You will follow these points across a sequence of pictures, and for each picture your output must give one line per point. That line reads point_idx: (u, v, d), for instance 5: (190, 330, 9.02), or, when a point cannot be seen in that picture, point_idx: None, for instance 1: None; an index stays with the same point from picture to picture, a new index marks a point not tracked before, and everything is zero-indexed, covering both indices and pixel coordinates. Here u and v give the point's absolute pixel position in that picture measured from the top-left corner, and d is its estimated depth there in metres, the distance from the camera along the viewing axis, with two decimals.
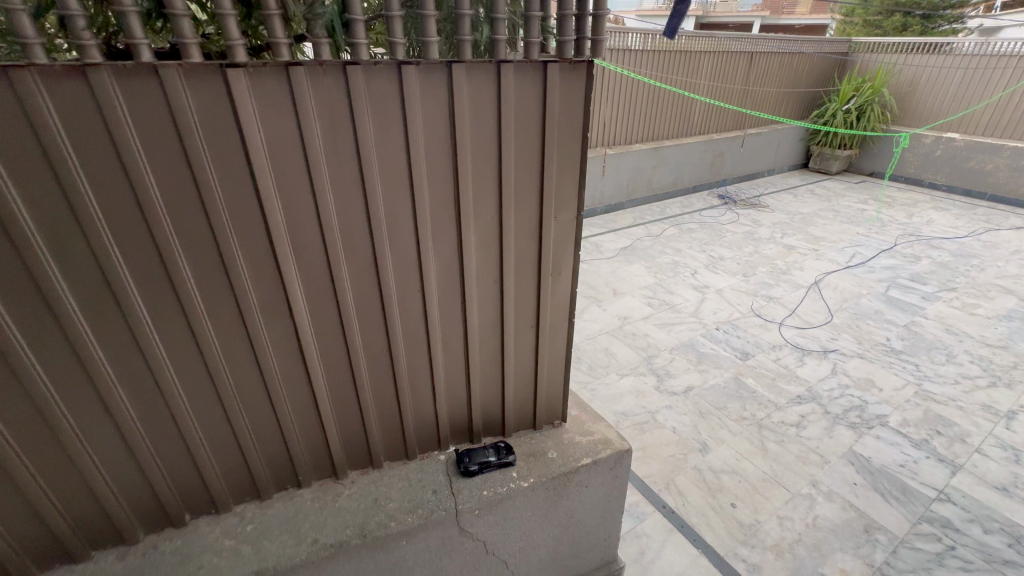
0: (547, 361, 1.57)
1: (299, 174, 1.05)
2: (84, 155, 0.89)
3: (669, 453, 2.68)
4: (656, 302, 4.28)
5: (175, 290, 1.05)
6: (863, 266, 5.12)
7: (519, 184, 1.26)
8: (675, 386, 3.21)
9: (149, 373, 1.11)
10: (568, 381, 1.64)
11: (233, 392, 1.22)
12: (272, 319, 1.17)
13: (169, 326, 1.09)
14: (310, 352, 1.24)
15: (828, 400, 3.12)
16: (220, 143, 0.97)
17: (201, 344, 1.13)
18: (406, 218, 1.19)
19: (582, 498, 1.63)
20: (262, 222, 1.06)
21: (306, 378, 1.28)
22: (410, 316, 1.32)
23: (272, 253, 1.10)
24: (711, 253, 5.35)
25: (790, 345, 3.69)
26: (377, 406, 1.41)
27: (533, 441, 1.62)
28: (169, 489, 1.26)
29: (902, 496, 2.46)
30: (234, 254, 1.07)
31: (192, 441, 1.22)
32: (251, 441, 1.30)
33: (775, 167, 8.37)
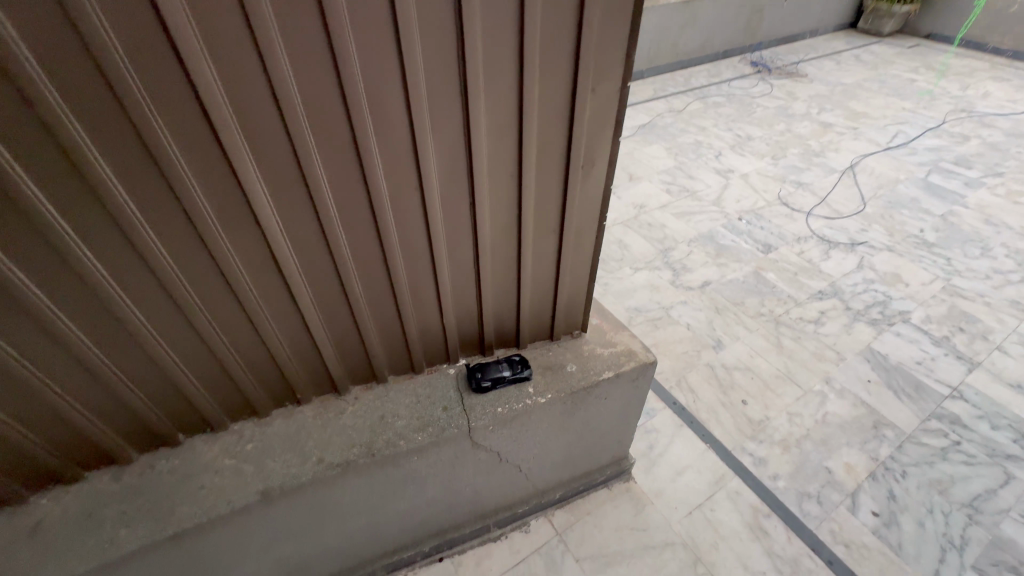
0: (571, 267, 1.36)
1: (232, 23, 0.75)
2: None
3: (682, 350, 2.61)
4: (675, 188, 3.94)
5: (96, 189, 0.83)
6: (904, 148, 4.64)
7: (545, 42, 0.92)
8: (692, 281, 3.05)
9: (91, 289, 0.93)
10: (593, 288, 1.45)
11: (202, 309, 1.05)
12: (234, 224, 0.96)
13: (103, 234, 0.89)
14: (289, 263, 1.04)
15: (850, 296, 2.99)
16: None
17: (147, 256, 0.93)
18: (392, 91, 0.89)
19: (600, 409, 1.54)
20: (192, 95, 0.80)
21: (288, 292, 1.10)
22: (407, 218, 1.08)
23: (216, 139, 0.85)
24: (738, 132, 4.83)
25: (816, 237, 3.45)
26: (375, 320, 1.25)
27: (550, 353, 1.49)
28: (153, 411, 1.15)
29: (914, 394, 2.44)
30: (164, 141, 0.82)
31: (165, 363, 1.08)
32: (236, 360, 1.16)
33: (820, 27, 7.27)
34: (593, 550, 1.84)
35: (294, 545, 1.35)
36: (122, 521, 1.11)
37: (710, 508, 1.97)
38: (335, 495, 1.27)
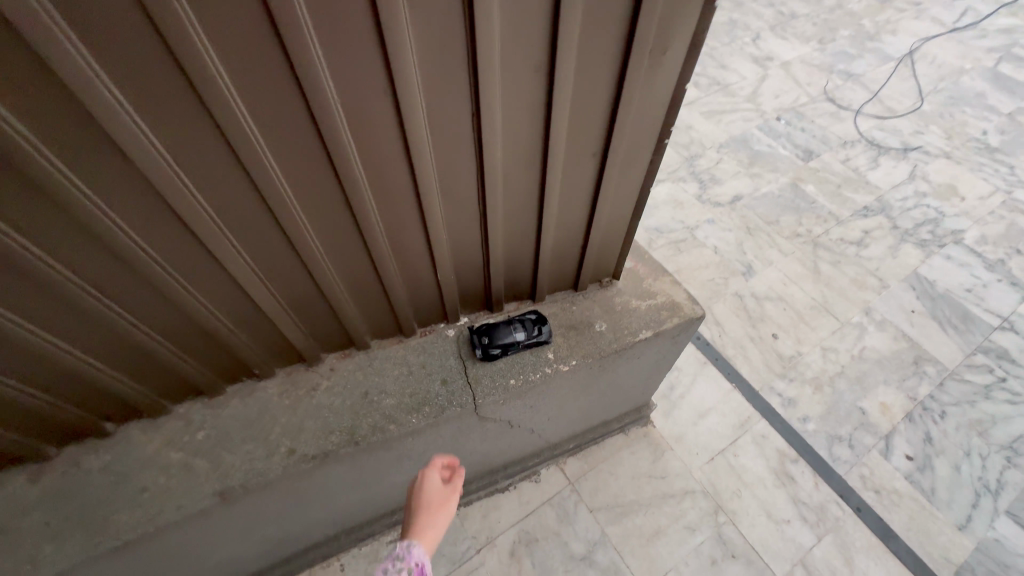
0: (612, 197, 1.00)
1: None
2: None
3: (708, 277, 2.33)
4: (704, 81, 3.36)
5: None
6: (972, 29, 3.95)
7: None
8: (721, 196, 2.67)
9: None
10: (637, 224, 1.10)
11: (81, 278, 0.73)
12: (87, 153, 0.61)
13: None
14: (196, 208, 0.72)
15: (898, 212, 2.64)
16: None
17: None
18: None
19: (630, 369, 1.28)
20: None
21: (207, 247, 0.78)
22: (370, 123, 0.71)
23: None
24: (780, 7, 4.06)
25: (864, 142, 3.00)
26: (343, 269, 0.93)
27: (574, 308, 1.19)
28: (59, 405, 0.87)
29: (961, 325, 2.21)
30: None
31: (46, 348, 0.77)
32: (155, 336, 0.86)
33: None
34: (608, 500, 1.72)
35: (274, 528, 1.17)
36: (47, 536, 0.89)
37: (734, 453, 1.83)
38: (315, 485, 1.05)
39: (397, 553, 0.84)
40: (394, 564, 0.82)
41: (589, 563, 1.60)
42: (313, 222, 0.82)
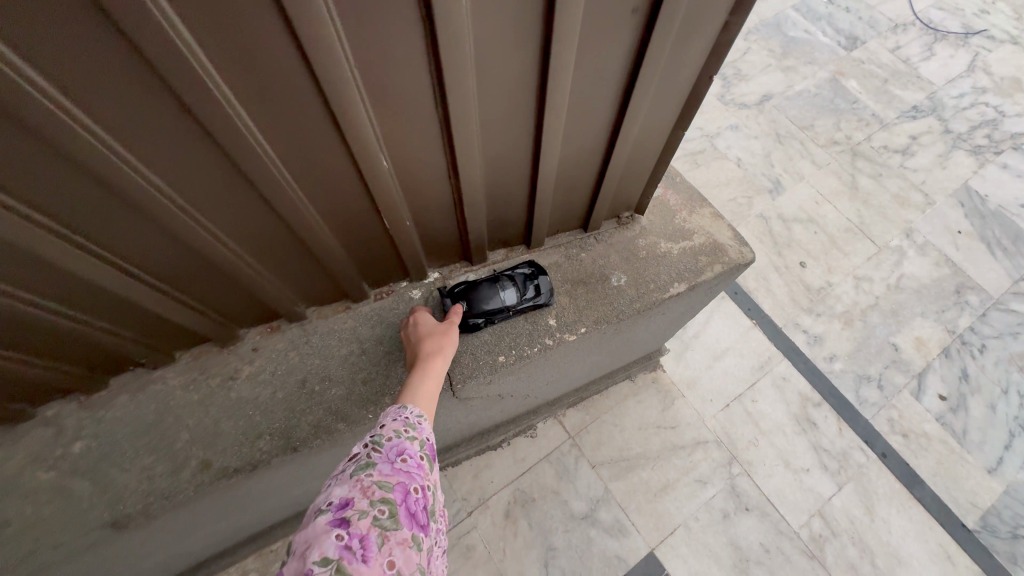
0: (658, 71, 0.62)
1: None
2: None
3: (729, 196, 2.00)
4: None
5: None
6: None
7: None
8: (746, 95, 2.24)
9: None
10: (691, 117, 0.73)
11: None
12: None
13: None
14: None
15: (952, 113, 2.25)
16: None
17: None
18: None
19: (651, 327, 1.01)
20: None
21: None
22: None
23: None
24: None
25: (919, 24, 2.51)
26: (224, 199, 0.59)
27: (582, 255, 0.88)
28: None
29: (1011, 247, 1.95)
30: None
31: None
32: None
33: None
34: (612, 454, 1.55)
35: (213, 532, 0.95)
36: None
37: (752, 399, 1.64)
38: (249, 493, 0.82)
39: (407, 410, 0.62)
40: (408, 426, 0.60)
41: (592, 521, 1.45)
42: (133, 121, 0.47)
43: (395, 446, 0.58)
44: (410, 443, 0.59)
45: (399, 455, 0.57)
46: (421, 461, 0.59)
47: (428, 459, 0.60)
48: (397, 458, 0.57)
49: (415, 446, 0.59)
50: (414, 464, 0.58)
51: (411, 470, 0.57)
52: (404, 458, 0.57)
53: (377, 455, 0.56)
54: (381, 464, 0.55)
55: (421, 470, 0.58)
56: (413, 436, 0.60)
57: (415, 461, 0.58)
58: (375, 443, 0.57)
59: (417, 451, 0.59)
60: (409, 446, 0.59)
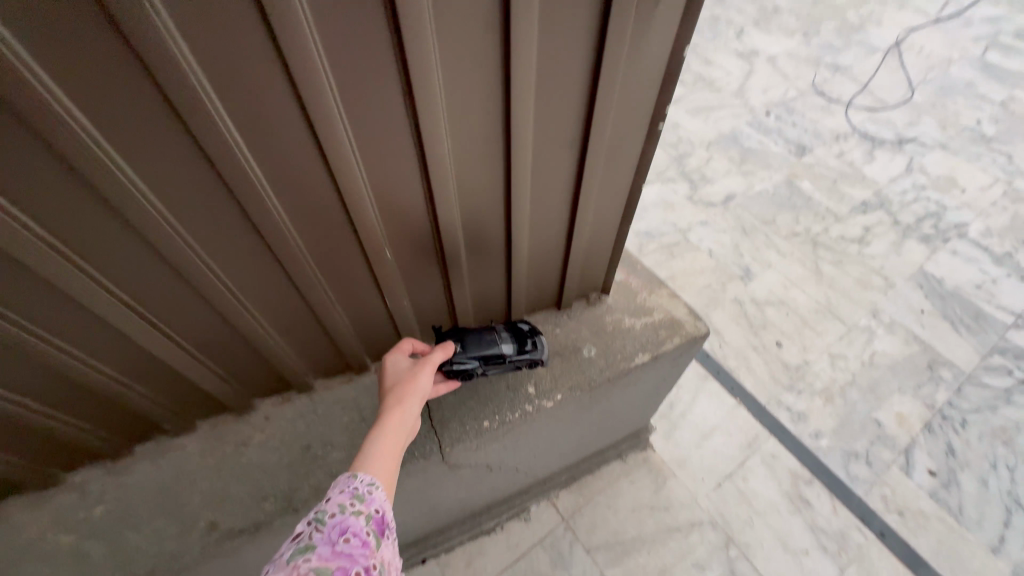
0: (600, 171, 0.82)
1: None
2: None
3: (704, 282, 2.17)
4: (689, 78, 3.24)
5: None
6: (958, 19, 3.89)
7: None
8: (712, 195, 2.53)
9: None
10: (634, 207, 0.92)
11: None
12: None
13: None
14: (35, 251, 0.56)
15: (899, 207, 2.52)
16: None
17: None
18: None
19: (625, 396, 1.11)
20: None
21: (67, 294, 0.62)
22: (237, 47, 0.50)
23: None
24: (762, 2, 3.97)
25: (858, 134, 2.89)
26: (259, 281, 0.75)
27: (557, 331, 1.02)
28: None
29: (973, 324, 2.08)
30: None
31: None
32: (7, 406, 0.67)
33: None
34: (607, 538, 1.53)
35: None
36: None
37: (743, 477, 1.66)
38: (246, 561, 0.86)
39: (356, 481, 0.61)
40: (355, 501, 0.58)
41: None
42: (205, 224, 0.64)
43: (338, 525, 0.55)
44: (355, 519, 0.57)
45: (342, 536, 0.55)
46: (368, 538, 0.56)
47: (376, 535, 0.57)
48: (339, 538, 0.54)
49: (361, 521, 0.57)
50: (359, 543, 0.55)
51: (354, 551, 0.54)
52: (347, 538, 0.55)
53: (317, 536, 0.54)
54: (320, 546, 0.53)
55: (368, 549, 0.55)
56: (359, 510, 0.58)
57: (361, 540, 0.55)
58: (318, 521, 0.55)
59: (363, 527, 0.57)
60: (354, 523, 0.56)
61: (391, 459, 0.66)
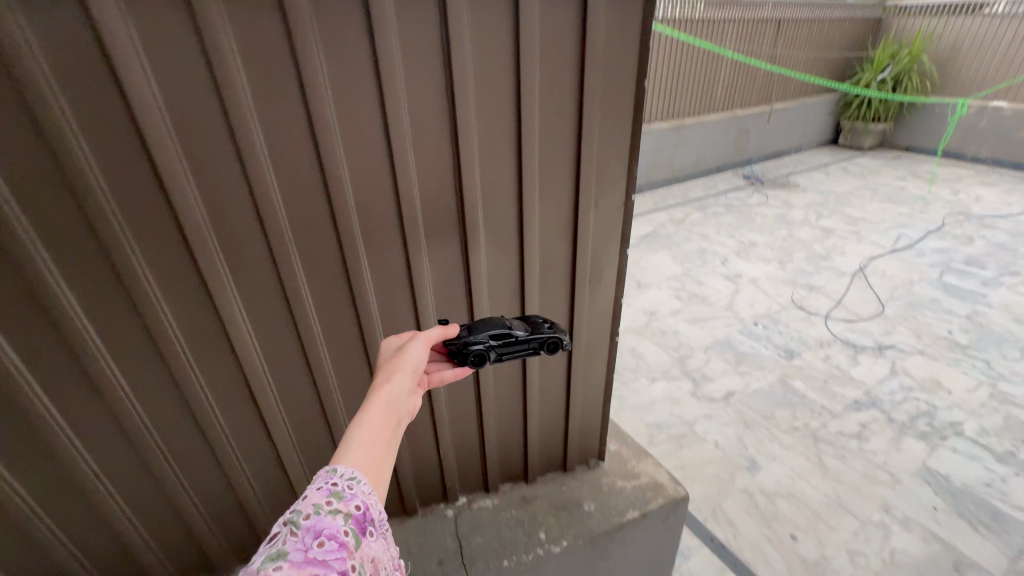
0: (584, 365, 1.27)
1: (238, 173, 0.89)
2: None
3: (712, 472, 2.34)
4: (685, 295, 3.90)
5: (53, 309, 0.87)
6: (911, 250, 4.66)
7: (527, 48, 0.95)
8: (713, 391, 2.86)
9: (39, 417, 0.94)
10: (611, 376, 1.31)
11: (156, 436, 1.07)
12: (206, 350, 1.03)
13: (52, 358, 0.91)
14: (260, 387, 1.12)
15: (891, 406, 2.75)
16: (111, 140, 0.79)
17: (101, 387, 0.97)
18: (371, 121, 0.92)
19: (626, 556, 1.29)
20: (180, 237, 0.90)
21: (258, 413, 1.16)
22: (382, 235, 1.04)
23: (198, 274, 0.95)
24: (741, 238, 4.91)
25: (840, 341, 3.30)
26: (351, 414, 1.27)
27: (564, 489, 1.30)
28: (104, 535, 1.13)
29: (993, 524, 2.09)
30: (142, 279, 0.91)
31: (111, 490, 1.08)
32: (188, 482, 1.17)
33: (805, 144, 7.74)
34: None
35: None
36: None
37: None
38: None
39: (335, 479, 0.72)
40: (328, 506, 0.68)
41: None
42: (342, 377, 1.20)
43: (314, 528, 0.65)
44: (332, 521, 0.67)
45: (317, 539, 0.65)
46: (344, 539, 0.67)
47: (352, 534, 0.68)
48: (314, 542, 0.64)
49: (338, 523, 0.67)
50: (335, 544, 0.66)
51: (329, 553, 0.64)
52: (322, 541, 0.65)
53: (294, 539, 0.64)
54: (295, 549, 0.63)
55: (343, 549, 0.66)
56: (336, 511, 0.68)
57: (336, 540, 0.66)
58: (295, 523, 0.65)
59: (339, 528, 0.67)
60: (330, 525, 0.66)
61: (377, 436, 0.80)
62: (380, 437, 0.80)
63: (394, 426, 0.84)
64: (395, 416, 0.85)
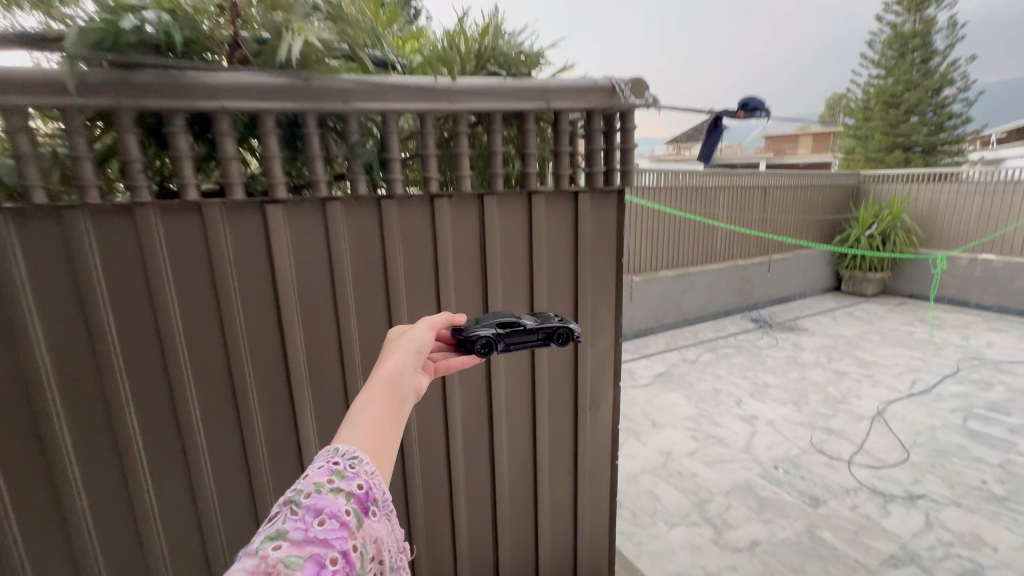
0: (587, 489, 1.37)
1: (331, 324, 1.05)
2: (97, 249, 0.88)
3: None
4: (701, 436, 3.90)
5: (180, 428, 1.00)
6: (929, 394, 4.65)
7: (552, 250, 1.18)
8: (737, 540, 2.73)
9: (135, 525, 1.01)
10: (614, 517, 1.42)
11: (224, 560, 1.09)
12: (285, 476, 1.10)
13: (164, 471, 1.01)
14: None
15: (932, 563, 2.57)
16: (257, 296, 0.99)
17: (198, 503, 1.04)
18: (427, 287, 1.11)
19: None
20: (284, 372, 1.04)
21: None
22: (430, 376, 1.16)
23: (293, 405, 1.05)
24: (754, 379, 5.00)
25: (867, 489, 3.19)
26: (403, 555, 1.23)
27: None
28: None
29: None
30: (251, 407, 1.03)
31: None
32: None
33: (808, 290, 8.17)
34: None
35: None
36: None
37: None
38: None
39: (337, 455, 0.57)
40: (331, 479, 0.53)
41: None
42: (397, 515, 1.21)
43: (314, 506, 0.50)
44: (334, 499, 0.52)
45: (318, 519, 0.50)
46: (348, 519, 0.52)
47: (355, 514, 0.53)
48: (314, 522, 0.49)
49: (341, 502, 0.52)
50: (338, 524, 0.51)
51: (333, 535, 0.50)
52: (324, 521, 0.50)
53: (292, 520, 0.49)
54: (294, 529, 0.48)
55: (347, 530, 0.51)
56: (339, 489, 0.53)
57: (340, 521, 0.51)
58: (293, 503, 0.51)
59: (341, 506, 0.52)
60: (332, 504, 0.51)
61: (381, 412, 0.64)
62: (385, 414, 0.64)
63: (400, 410, 0.67)
64: (401, 394, 0.68)
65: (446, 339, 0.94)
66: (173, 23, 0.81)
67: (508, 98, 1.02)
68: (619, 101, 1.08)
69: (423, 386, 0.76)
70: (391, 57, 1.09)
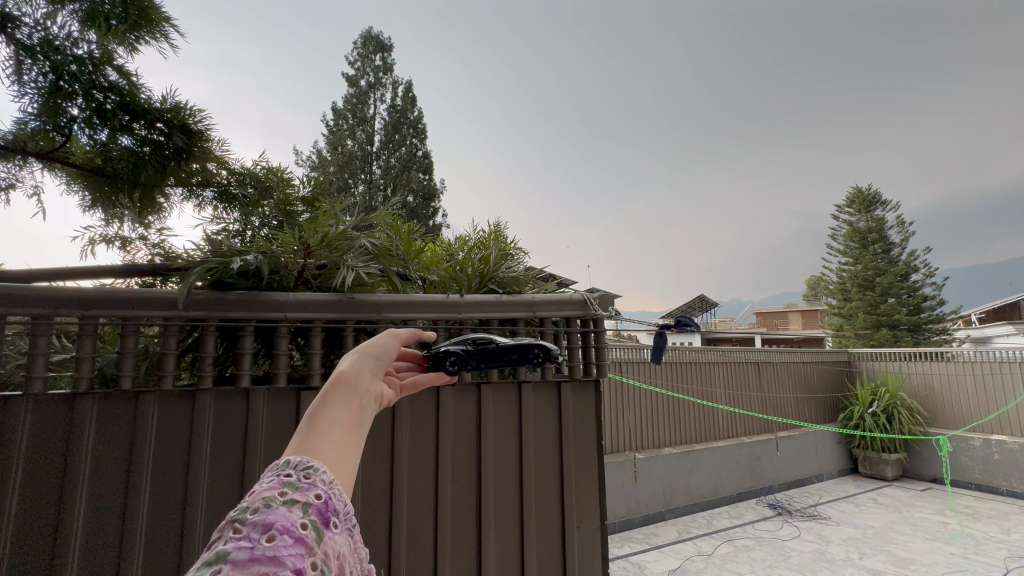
0: None
1: None
2: (157, 429, 1.05)
3: None
4: None
5: None
6: None
7: (539, 431, 1.34)
8: None
9: None
10: None
11: None
12: None
13: None
14: None
15: None
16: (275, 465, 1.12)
17: None
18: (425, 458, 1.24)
19: None
20: None
21: None
22: (418, 549, 1.18)
23: None
24: None
25: None
26: None
27: None
28: None
29: None
30: None
31: None
32: None
33: (824, 472, 7.71)
34: None
35: None
36: None
37: None
38: None
39: (291, 469, 0.44)
40: (290, 486, 0.41)
41: None
42: None
43: (262, 520, 0.36)
44: (286, 513, 0.38)
45: (268, 535, 0.35)
46: (304, 533, 0.38)
47: (314, 528, 0.39)
48: (262, 539, 0.35)
49: (295, 515, 0.38)
50: (292, 540, 0.36)
51: (286, 551, 0.35)
52: (275, 538, 0.35)
53: (233, 540, 0.34)
54: (237, 549, 0.33)
55: (305, 546, 0.37)
56: (294, 501, 0.39)
57: (296, 537, 0.37)
58: (233, 520, 0.36)
59: (296, 521, 0.38)
60: (285, 518, 0.37)
61: (339, 416, 0.51)
62: (342, 419, 0.51)
63: (360, 414, 0.55)
64: (361, 398, 0.56)
65: (415, 358, 0.89)
66: (264, 261, 1.13)
67: (501, 308, 1.32)
68: (591, 311, 1.37)
69: (384, 398, 0.64)
70: (416, 273, 1.46)
